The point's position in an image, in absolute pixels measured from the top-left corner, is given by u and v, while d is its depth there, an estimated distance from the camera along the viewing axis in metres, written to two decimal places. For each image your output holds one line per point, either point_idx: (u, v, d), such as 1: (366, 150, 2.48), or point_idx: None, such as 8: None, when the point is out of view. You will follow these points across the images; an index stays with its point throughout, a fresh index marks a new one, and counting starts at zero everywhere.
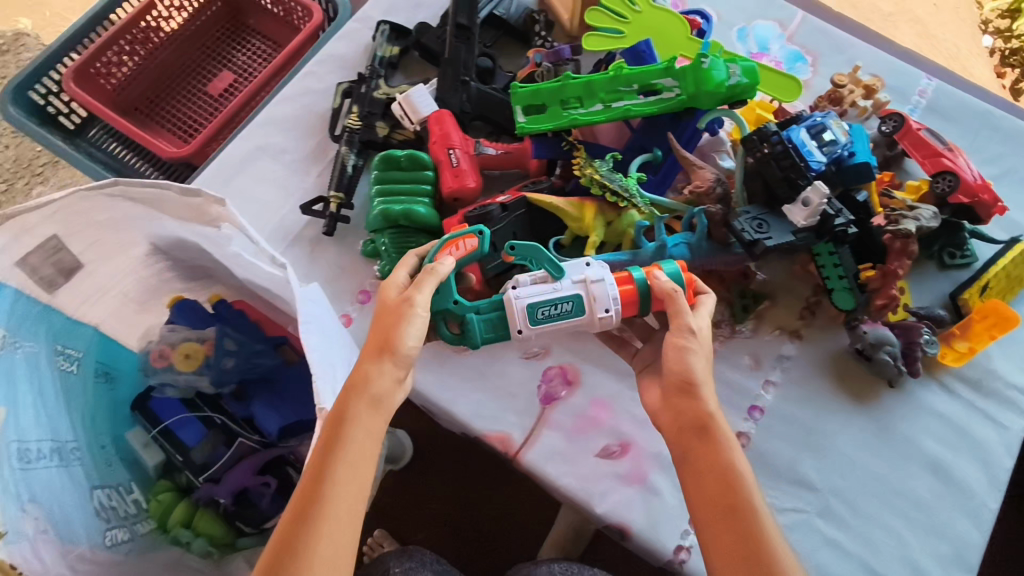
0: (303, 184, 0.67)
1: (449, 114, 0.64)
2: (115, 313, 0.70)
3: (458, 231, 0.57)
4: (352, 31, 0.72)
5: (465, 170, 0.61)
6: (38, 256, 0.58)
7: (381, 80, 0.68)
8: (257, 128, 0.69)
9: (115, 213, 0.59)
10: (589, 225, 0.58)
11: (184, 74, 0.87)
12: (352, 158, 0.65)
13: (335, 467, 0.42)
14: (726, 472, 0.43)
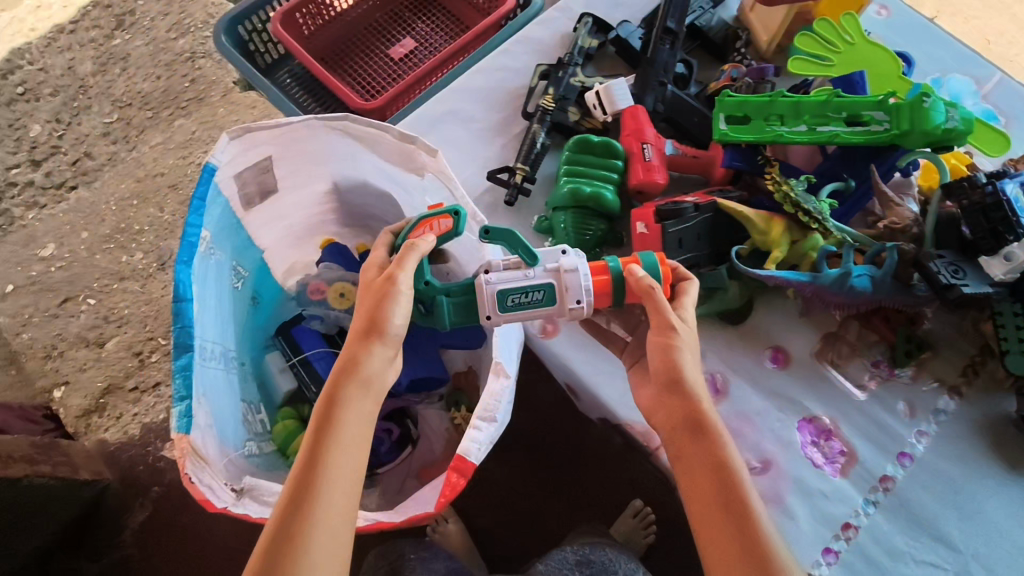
0: (486, 152, 0.69)
1: (642, 109, 0.66)
2: (280, 240, 0.75)
3: (647, 223, 0.59)
4: (551, 19, 0.75)
5: (655, 166, 0.63)
6: (250, 174, 0.63)
7: (578, 68, 0.71)
8: (448, 93, 0.71)
9: (324, 147, 0.64)
10: (775, 240, 0.58)
11: (369, 35, 0.91)
12: (543, 135, 0.67)
13: (331, 439, 0.44)
14: (715, 468, 0.45)
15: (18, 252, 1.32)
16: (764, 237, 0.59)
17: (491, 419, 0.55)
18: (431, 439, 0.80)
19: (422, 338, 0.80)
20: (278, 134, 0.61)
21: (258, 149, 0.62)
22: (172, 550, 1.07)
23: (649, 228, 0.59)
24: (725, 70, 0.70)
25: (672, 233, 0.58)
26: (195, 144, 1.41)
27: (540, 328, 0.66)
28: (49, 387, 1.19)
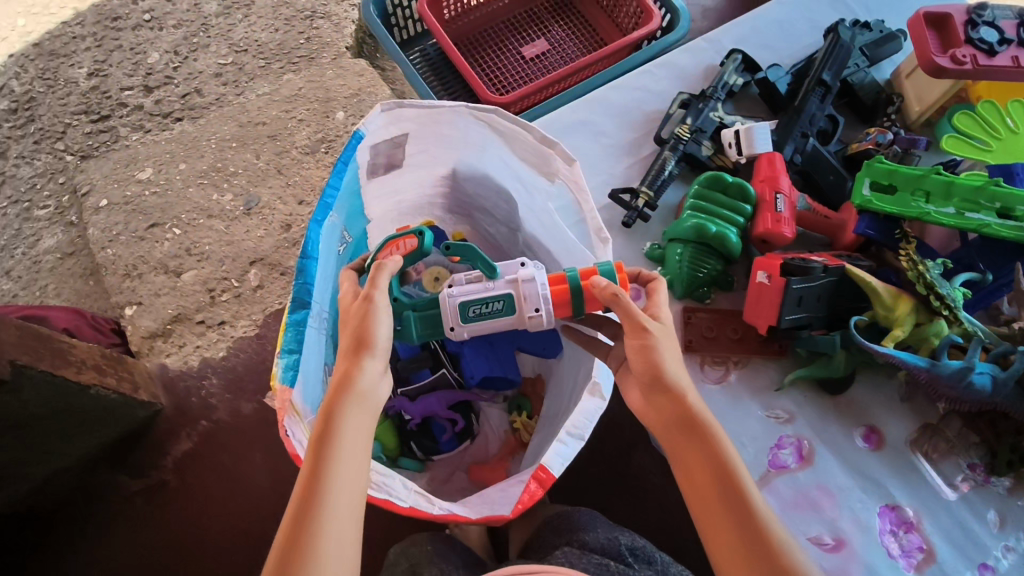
0: (611, 168, 0.71)
1: (781, 156, 0.66)
2: (388, 215, 0.75)
3: (772, 274, 0.62)
4: (699, 48, 0.77)
5: (786, 219, 0.63)
6: (385, 146, 0.64)
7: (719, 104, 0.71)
8: (586, 104, 0.73)
9: (461, 133, 0.66)
10: (899, 316, 0.61)
11: (505, 31, 0.92)
12: (672, 162, 0.68)
13: (335, 443, 0.48)
14: (714, 463, 0.50)
15: (119, 170, 1.37)
16: (888, 312, 0.62)
17: (579, 436, 0.59)
18: (488, 440, 0.81)
19: (501, 338, 0.80)
20: (423, 115, 0.63)
21: (401, 124, 0.63)
22: (208, 485, 1.10)
23: (774, 279, 0.62)
24: (869, 133, 0.71)
25: (796, 289, 0.61)
26: (299, 99, 1.44)
27: None
28: (124, 304, 1.24)
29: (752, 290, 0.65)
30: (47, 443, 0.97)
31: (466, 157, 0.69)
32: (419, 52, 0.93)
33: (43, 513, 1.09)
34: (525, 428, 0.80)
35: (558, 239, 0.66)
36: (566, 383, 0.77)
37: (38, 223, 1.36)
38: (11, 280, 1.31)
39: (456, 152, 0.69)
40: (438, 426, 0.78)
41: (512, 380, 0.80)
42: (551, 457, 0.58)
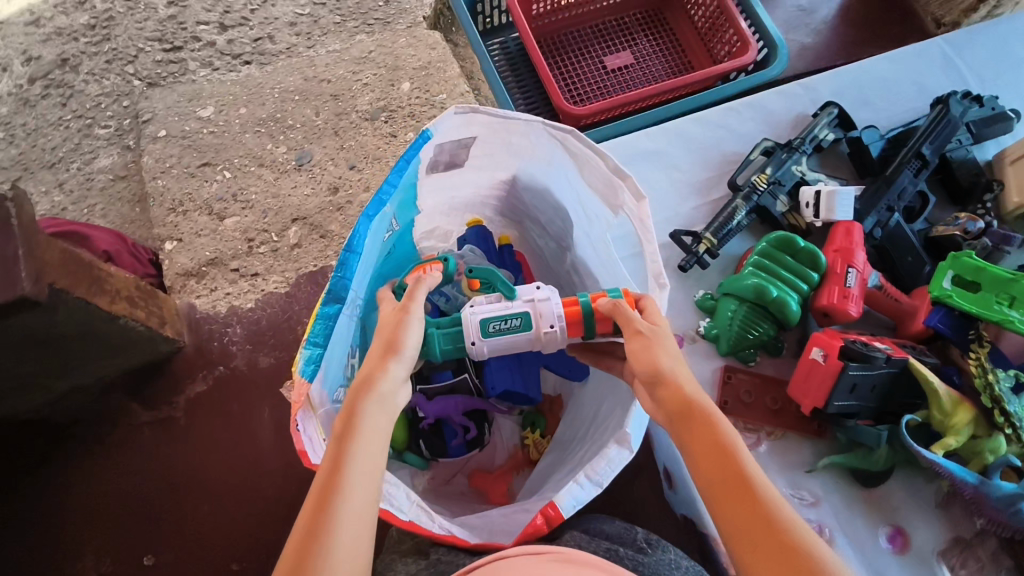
0: (678, 208, 0.77)
1: (857, 230, 0.69)
2: (441, 206, 0.75)
3: (830, 354, 0.65)
4: (793, 92, 0.81)
5: (853, 295, 0.67)
6: (450, 146, 0.62)
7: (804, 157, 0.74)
8: (662, 134, 0.79)
9: (530, 145, 0.63)
10: (957, 423, 0.63)
11: (591, 37, 0.93)
12: (742, 212, 0.72)
13: (353, 436, 0.48)
14: (722, 451, 0.46)
15: (181, 103, 1.38)
16: (945, 417, 0.64)
17: (596, 482, 0.58)
18: (496, 450, 0.80)
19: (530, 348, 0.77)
20: (495, 122, 0.60)
21: (471, 128, 0.61)
22: (214, 431, 1.11)
23: (831, 360, 0.65)
24: (959, 219, 0.75)
25: (852, 374, 0.64)
26: (368, 62, 1.42)
27: None
28: (164, 238, 1.25)
29: (805, 365, 0.67)
30: (69, 362, 0.99)
31: (528, 168, 0.67)
32: (499, 44, 0.95)
33: (53, 426, 1.11)
34: (536, 445, 0.80)
35: (611, 276, 0.64)
36: (585, 411, 0.76)
37: (97, 141, 1.38)
38: (63, 193, 1.35)
39: (520, 161, 0.66)
40: (449, 429, 0.76)
41: (532, 399, 0.77)
42: (564, 497, 0.56)
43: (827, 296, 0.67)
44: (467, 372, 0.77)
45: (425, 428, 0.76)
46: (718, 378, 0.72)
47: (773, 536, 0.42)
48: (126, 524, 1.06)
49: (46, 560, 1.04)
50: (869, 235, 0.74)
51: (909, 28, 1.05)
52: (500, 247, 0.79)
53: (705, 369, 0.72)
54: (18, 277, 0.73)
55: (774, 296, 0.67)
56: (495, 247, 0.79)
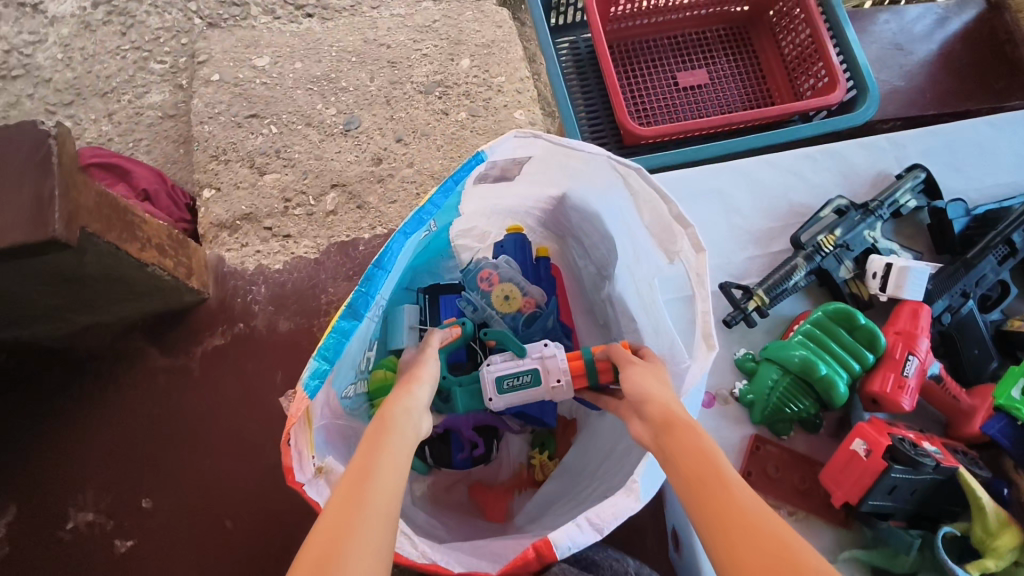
0: (732, 256, 0.73)
1: (924, 312, 0.65)
2: (483, 211, 0.72)
3: (872, 445, 0.61)
4: (879, 145, 0.78)
5: (908, 388, 0.62)
6: (504, 163, 0.58)
7: (879, 222, 0.71)
8: (728, 172, 0.75)
9: (588, 172, 0.59)
10: (1000, 546, 0.59)
11: (667, 48, 0.92)
12: (801, 272, 0.68)
13: (382, 441, 0.51)
14: (698, 451, 0.44)
15: (237, 48, 1.35)
16: (987, 535, 0.59)
17: (597, 528, 0.53)
18: (501, 467, 0.78)
19: None
20: (556, 147, 0.56)
21: (528, 150, 0.57)
22: (226, 387, 1.11)
23: (873, 452, 0.60)
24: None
25: (895, 475, 0.59)
26: (431, 32, 1.38)
27: None
28: (203, 185, 1.24)
29: (844, 455, 0.62)
30: (94, 299, 1.00)
31: (582, 190, 0.63)
32: (568, 43, 0.91)
33: (73, 356, 1.12)
34: (542, 467, 0.78)
35: (654, 320, 0.60)
36: (599, 444, 0.72)
37: (151, 75, 1.38)
38: (111, 124, 1.35)
39: (575, 183, 0.63)
40: (456, 441, 0.74)
41: (547, 422, 0.76)
42: (560, 536, 0.52)
43: (880, 383, 0.63)
44: None
45: (433, 436, 0.74)
46: (746, 447, 0.67)
47: (747, 524, 0.38)
48: (129, 464, 1.08)
49: (50, 486, 1.06)
50: (937, 318, 0.70)
51: (1013, 84, 0.97)
52: (537, 258, 0.77)
53: (733, 435, 0.68)
54: (50, 220, 0.72)
55: (821, 373, 0.63)
56: (532, 258, 0.77)
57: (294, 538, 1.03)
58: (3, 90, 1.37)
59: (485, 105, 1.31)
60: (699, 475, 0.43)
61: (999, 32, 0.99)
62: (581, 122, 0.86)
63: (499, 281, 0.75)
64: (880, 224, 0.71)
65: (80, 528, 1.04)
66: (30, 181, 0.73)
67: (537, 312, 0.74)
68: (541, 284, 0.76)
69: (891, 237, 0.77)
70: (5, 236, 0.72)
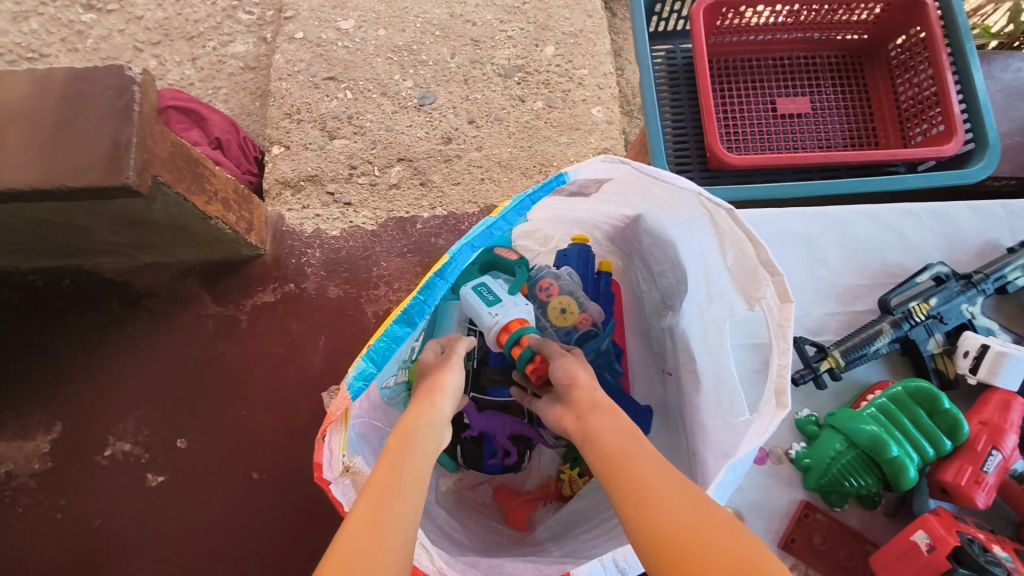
0: (810, 310, 0.69)
1: (1017, 404, 0.61)
2: (550, 219, 0.70)
3: (935, 538, 0.56)
4: (992, 212, 0.71)
5: (986, 484, 0.58)
6: (585, 181, 0.55)
7: (981, 297, 0.66)
8: (820, 217, 0.70)
9: (672, 200, 0.56)
10: None
11: (770, 70, 0.87)
12: (886, 338, 0.64)
13: (402, 450, 0.52)
14: (626, 431, 0.52)
15: (325, 8, 1.35)
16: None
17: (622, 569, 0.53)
18: (529, 476, 0.78)
19: None
20: (641, 174, 0.53)
21: (612, 172, 0.54)
22: (268, 344, 1.13)
23: (938, 546, 0.56)
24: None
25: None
26: (519, 14, 1.34)
27: None
28: (273, 141, 1.25)
29: (901, 543, 0.58)
30: (156, 242, 1.02)
31: (660, 216, 0.60)
32: (665, 53, 0.87)
33: (129, 291, 1.15)
34: (571, 482, 0.75)
35: (718, 365, 0.57)
36: None
37: (238, 25, 1.40)
38: (194, 68, 1.37)
39: (654, 208, 0.60)
40: (489, 446, 0.75)
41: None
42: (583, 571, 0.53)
43: (954, 474, 0.59)
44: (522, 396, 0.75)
45: (468, 437, 0.75)
46: (794, 514, 0.63)
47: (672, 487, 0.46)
48: (169, 403, 1.11)
49: (94, 411, 1.11)
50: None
51: None
52: (599, 273, 0.76)
53: (779, 497, 0.64)
54: (125, 167, 0.74)
55: (892, 455, 0.58)
56: (593, 273, 0.76)
57: (315, 500, 1.06)
58: (98, 22, 1.40)
59: (563, 97, 1.28)
60: (619, 453, 0.50)
61: None
62: (667, 138, 0.82)
63: (557, 292, 0.73)
64: (981, 299, 0.66)
65: (116, 456, 1.08)
66: (111, 125, 0.74)
67: (593, 330, 0.72)
68: (598, 301, 0.75)
69: (990, 314, 0.70)
70: (81, 176, 0.73)
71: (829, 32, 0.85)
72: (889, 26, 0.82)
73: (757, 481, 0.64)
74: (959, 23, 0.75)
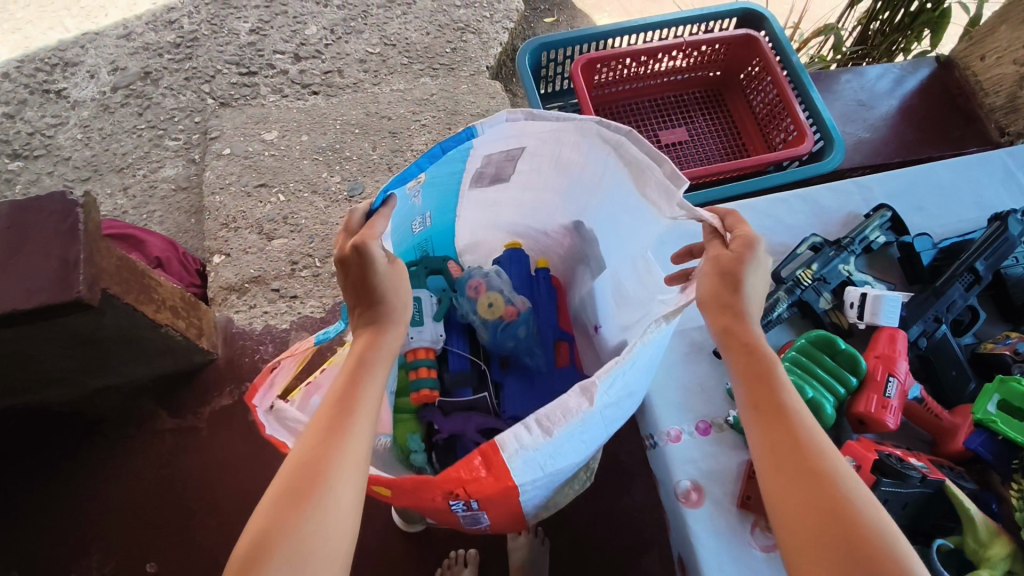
0: None
1: (900, 336, 0.70)
2: (485, 216, 0.84)
3: (858, 459, 0.63)
4: (847, 189, 0.83)
5: (891, 407, 0.67)
6: (498, 157, 0.69)
7: (852, 257, 0.77)
8: None
9: (583, 151, 0.69)
10: (989, 554, 0.60)
11: (649, 110, 1.02)
12: (784, 303, 0.73)
13: (353, 384, 0.58)
14: (751, 343, 0.57)
15: (248, 125, 1.45)
16: (980, 547, 0.61)
17: (548, 430, 0.53)
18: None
19: (540, 382, 0.86)
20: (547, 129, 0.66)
21: (522, 139, 0.67)
22: (233, 445, 1.13)
23: (862, 467, 0.63)
24: (1010, 339, 0.73)
25: (884, 488, 0.61)
26: (429, 104, 1.48)
27: (686, 491, 0.70)
28: (212, 251, 1.30)
29: None
30: (107, 361, 1.03)
31: (580, 174, 0.74)
32: (558, 107, 1.02)
33: (81, 419, 1.14)
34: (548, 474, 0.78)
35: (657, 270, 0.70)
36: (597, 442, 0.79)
37: (165, 151, 1.47)
38: (126, 197, 1.43)
39: (574, 168, 0.73)
40: (462, 448, 0.79)
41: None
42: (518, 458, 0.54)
43: (865, 404, 0.67)
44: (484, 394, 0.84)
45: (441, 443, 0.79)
46: (740, 473, 0.71)
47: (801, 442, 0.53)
48: (133, 527, 1.07)
49: (54, 552, 1.06)
50: (914, 343, 0.73)
51: (971, 132, 1.05)
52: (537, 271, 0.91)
53: (724, 459, 0.72)
54: (75, 283, 0.77)
55: (809, 396, 0.66)
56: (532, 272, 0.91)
57: None
58: (25, 169, 1.46)
59: None
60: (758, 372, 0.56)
61: (952, 88, 1.09)
62: None
63: (486, 290, 0.87)
64: (853, 259, 0.77)
65: None
66: (58, 247, 0.78)
67: (516, 320, 0.87)
68: (535, 297, 0.90)
69: (866, 269, 0.81)
70: (32, 298, 0.76)
71: (691, 73, 1.00)
72: (736, 61, 0.98)
73: (706, 451, 0.73)
74: (793, 62, 0.91)
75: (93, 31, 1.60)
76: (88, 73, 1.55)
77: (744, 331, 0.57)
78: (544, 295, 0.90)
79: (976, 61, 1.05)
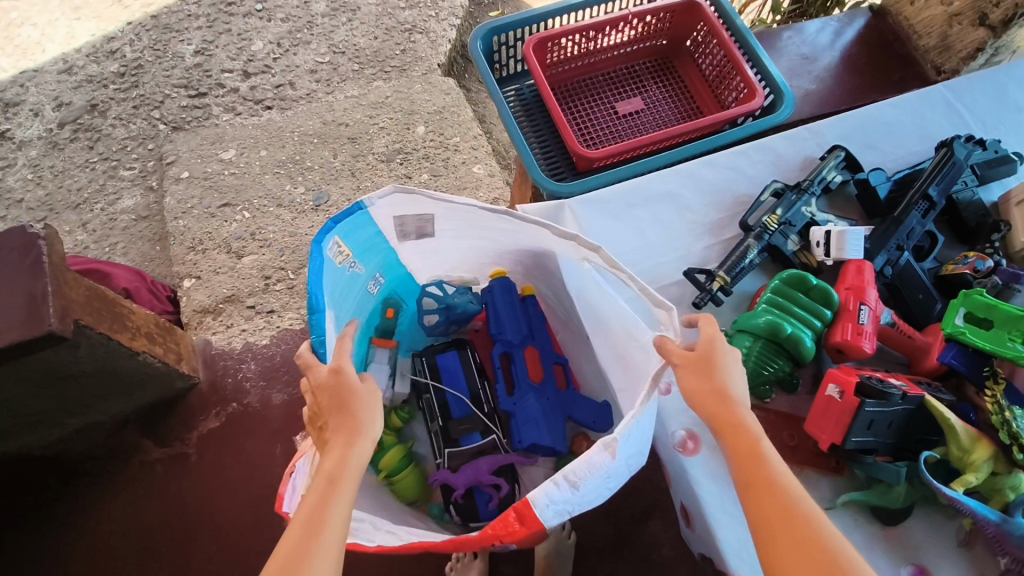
0: (693, 246, 0.83)
1: (866, 266, 0.75)
2: (430, 266, 0.88)
3: (841, 387, 0.68)
4: (802, 136, 0.88)
5: (867, 332, 0.71)
6: (412, 219, 0.75)
7: (812, 198, 0.81)
8: (674, 176, 0.85)
9: (486, 221, 0.74)
10: (975, 459, 0.65)
11: (603, 83, 1.04)
12: (754, 250, 0.78)
13: (319, 511, 0.54)
14: (737, 427, 0.57)
15: (204, 146, 1.43)
16: (963, 453, 0.65)
17: (572, 483, 0.57)
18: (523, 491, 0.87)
19: (563, 402, 0.87)
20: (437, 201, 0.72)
21: (420, 206, 0.73)
22: (225, 467, 1.11)
23: (847, 398, 0.67)
24: (969, 258, 0.77)
25: (869, 411, 0.65)
26: (385, 107, 1.48)
27: (682, 443, 0.74)
28: (182, 276, 1.27)
29: (822, 401, 0.69)
30: (87, 398, 1.01)
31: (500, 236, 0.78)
32: (514, 91, 1.04)
33: (66, 461, 1.11)
34: None
35: (615, 309, 0.74)
36: None
37: (121, 182, 1.45)
38: (86, 232, 1.40)
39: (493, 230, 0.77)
40: (483, 494, 0.82)
41: (557, 450, 0.85)
42: (539, 495, 0.56)
43: (841, 333, 0.72)
44: (491, 434, 0.87)
45: (458, 497, 0.82)
46: None
47: (791, 522, 0.52)
48: (131, 563, 1.05)
49: None
50: (880, 272, 0.77)
51: (909, 74, 1.10)
52: (523, 296, 0.91)
53: None
54: (46, 315, 0.76)
55: (788, 332, 0.71)
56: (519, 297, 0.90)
57: None
58: None
59: (445, 164, 1.41)
60: (746, 454, 0.56)
61: (888, 35, 1.13)
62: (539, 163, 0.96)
63: (455, 279, 0.92)
64: (814, 200, 0.81)
65: None
66: (23, 281, 0.76)
67: (535, 334, 0.90)
68: (531, 321, 0.90)
69: (827, 210, 0.85)
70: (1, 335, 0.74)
71: (639, 44, 1.03)
72: (681, 28, 1.01)
73: None
74: (736, 21, 0.95)
75: (32, 69, 1.56)
76: (31, 111, 1.51)
77: (729, 412, 0.58)
78: (537, 321, 0.90)
79: (907, 5, 1.10)
